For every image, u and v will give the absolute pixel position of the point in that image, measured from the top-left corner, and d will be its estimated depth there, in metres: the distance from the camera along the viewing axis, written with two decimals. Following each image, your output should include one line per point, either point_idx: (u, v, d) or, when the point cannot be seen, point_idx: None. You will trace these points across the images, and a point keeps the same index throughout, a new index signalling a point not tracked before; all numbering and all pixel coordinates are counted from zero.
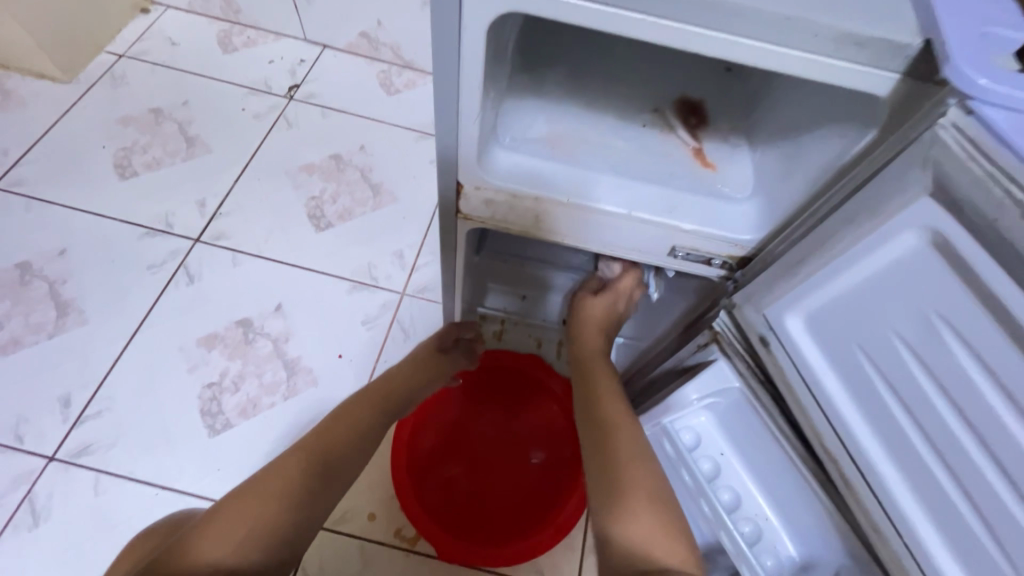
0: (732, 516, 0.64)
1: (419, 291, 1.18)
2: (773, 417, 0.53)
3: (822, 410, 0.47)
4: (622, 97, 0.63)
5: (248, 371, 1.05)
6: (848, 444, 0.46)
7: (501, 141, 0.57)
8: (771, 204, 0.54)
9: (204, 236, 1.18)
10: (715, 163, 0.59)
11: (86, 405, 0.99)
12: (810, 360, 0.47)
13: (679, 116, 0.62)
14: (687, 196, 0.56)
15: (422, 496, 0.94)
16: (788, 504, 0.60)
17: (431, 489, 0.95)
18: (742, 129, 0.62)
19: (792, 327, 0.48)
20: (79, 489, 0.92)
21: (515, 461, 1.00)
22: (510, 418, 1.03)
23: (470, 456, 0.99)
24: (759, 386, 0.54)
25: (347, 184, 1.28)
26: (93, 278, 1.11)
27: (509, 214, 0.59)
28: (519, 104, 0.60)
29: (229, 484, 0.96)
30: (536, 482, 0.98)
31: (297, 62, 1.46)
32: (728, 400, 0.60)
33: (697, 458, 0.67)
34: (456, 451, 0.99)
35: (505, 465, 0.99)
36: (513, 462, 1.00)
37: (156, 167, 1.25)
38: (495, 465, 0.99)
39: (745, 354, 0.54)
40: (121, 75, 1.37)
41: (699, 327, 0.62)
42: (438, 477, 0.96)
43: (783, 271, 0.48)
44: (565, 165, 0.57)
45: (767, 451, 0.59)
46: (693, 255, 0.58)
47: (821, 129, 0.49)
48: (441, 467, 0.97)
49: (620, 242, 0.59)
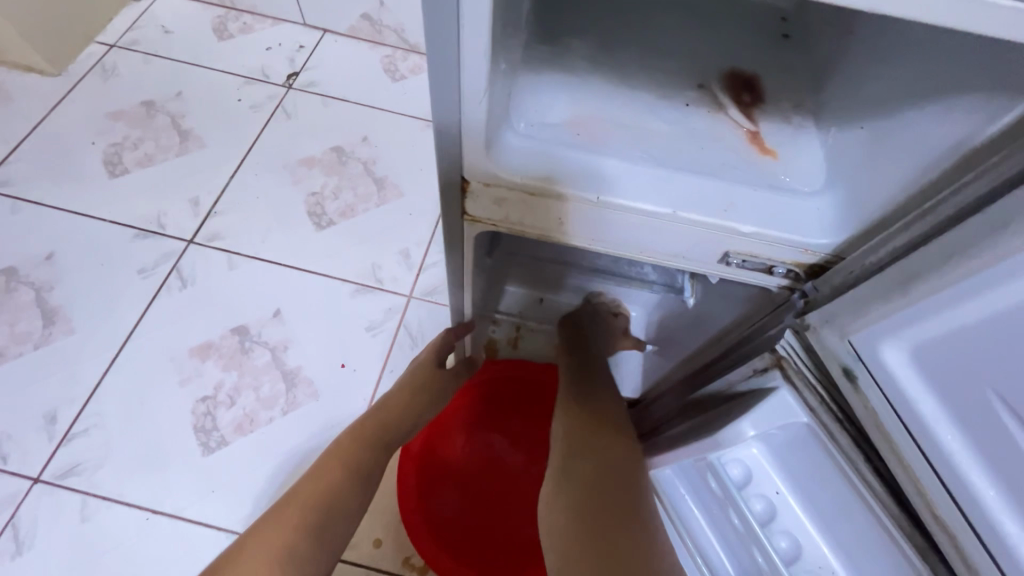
0: (790, 569, 0.55)
1: (428, 294, 1.08)
2: (855, 464, 0.42)
3: (932, 466, 0.36)
4: (660, 70, 0.52)
5: (245, 383, 0.98)
6: (971, 514, 0.35)
7: (514, 127, 0.47)
8: (855, 200, 0.43)
9: (197, 236, 1.11)
10: (776, 149, 0.48)
11: (74, 422, 0.93)
12: (915, 402, 0.36)
13: (729, 92, 0.51)
14: (745, 190, 0.46)
15: (432, 521, 0.86)
16: (861, 559, 0.51)
17: (441, 514, 0.87)
18: (808, 107, 0.51)
19: (892, 361, 0.37)
20: (65, 513, 0.86)
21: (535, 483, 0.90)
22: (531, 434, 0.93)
23: (486, 476, 0.91)
24: (836, 425, 0.43)
25: (349, 178, 1.19)
26: (82, 284, 1.05)
27: (524, 215, 0.49)
28: (536, 82, 0.50)
29: (223, 507, 0.89)
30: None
31: (296, 48, 1.37)
32: (791, 435, 0.50)
33: (748, 497, 0.57)
34: (470, 471, 0.91)
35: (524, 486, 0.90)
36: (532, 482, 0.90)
37: (148, 163, 1.17)
38: (514, 487, 0.90)
39: (818, 385, 0.44)
40: (112, 66, 1.29)
41: (755, 347, 0.51)
42: (448, 500, 0.88)
43: (881, 288, 0.37)
44: (592, 154, 0.46)
45: (839, 498, 0.49)
46: (751, 263, 0.48)
47: (936, 101, 0.38)
48: (452, 488, 0.89)
49: (661, 248, 0.49)
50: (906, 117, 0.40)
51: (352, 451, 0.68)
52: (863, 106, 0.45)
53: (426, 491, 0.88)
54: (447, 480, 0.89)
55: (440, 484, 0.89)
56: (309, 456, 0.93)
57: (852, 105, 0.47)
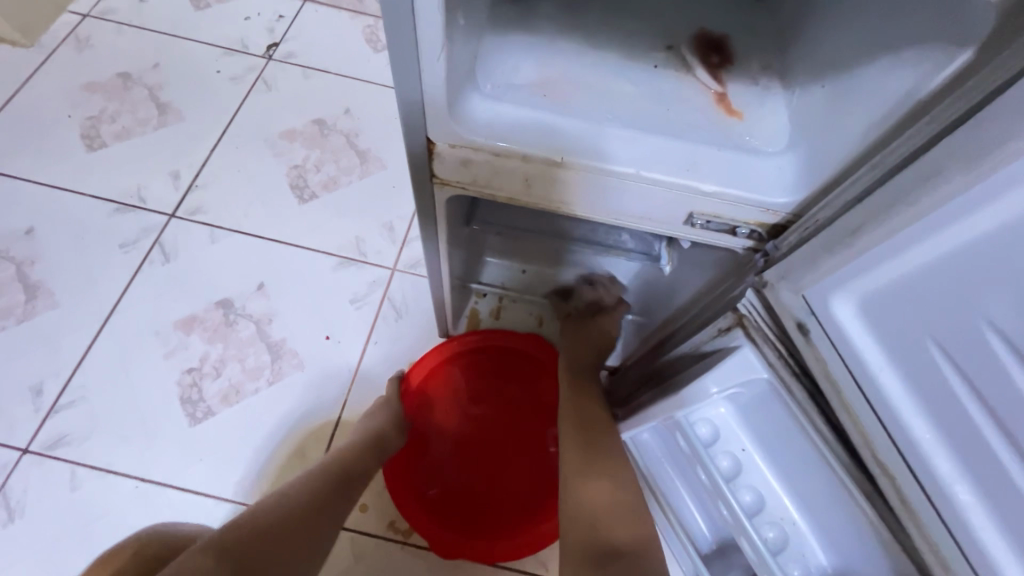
0: (754, 521, 0.56)
1: (412, 266, 1.09)
2: (808, 416, 0.44)
3: (876, 413, 0.37)
4: (628, 31, 0.52)
5: (230, 355, 0.99)
6: (910, 456, 0.36)
7: (481, 88, 0.47)
8: (814, 159, 0.44)
9: (179, 210, 1.10)
10: (741, 110, 0.49)
11: (60, 395, 0.94)
12: (861, 353, 0.37)
13: (698, 53, 0.51)
14: (709, 150, 0.46)
15: (418, 489, 0.88)
16: (819, 507, 0.53)
17: (428, 481, 0.89)
18: (775, 69, 0.51)
19: (841, 313, 0.38)
20: (54, 482, 0.88)
21: (518, 448, 0.92)
22: (513, 401, 0.94)
23: (469, 443, 0.92)
24: (793, 379, 0.44)
25: (331, 151, 1.18)
26: (62, 259, 1.04)
27: (492, 178, 0.49)
28: (503, 43, 0.49)
29: (211, 475, 0.91)
30: (539, 470, 0.91)
31: (275, 18, 1.33)
32: (754, 391, 0.52)
33: (714, 454, 0.59)
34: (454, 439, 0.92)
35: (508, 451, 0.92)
36: (516, 448, 0.92)
37: (125, 136, 1.16)
38: (497, 453, 0.92)
39: (776, 341, 0.45)
40: (85, 36, 1.26)
41: (720, 307, 0.53)
42: (434, 468, 0.90)
43: (832, 242, 0.38)
44: (558, 115, 0.46)
45: (798, 450, 0.51)
46: (715, 224, 0.49)
47: (891, 58, 0.38)
48: (437, 458, 0.91)
49: (628, 210, 0.50)
50: (863, 73, 0.41)
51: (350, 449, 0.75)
52: (825, 64, 0.45)
53: (411, 462, 0.90)
54: (432, 449, 0.91)
55: (424, 453, 0.91)
56: (295, 425, 0.95)
57: (815, 65, 0.47)
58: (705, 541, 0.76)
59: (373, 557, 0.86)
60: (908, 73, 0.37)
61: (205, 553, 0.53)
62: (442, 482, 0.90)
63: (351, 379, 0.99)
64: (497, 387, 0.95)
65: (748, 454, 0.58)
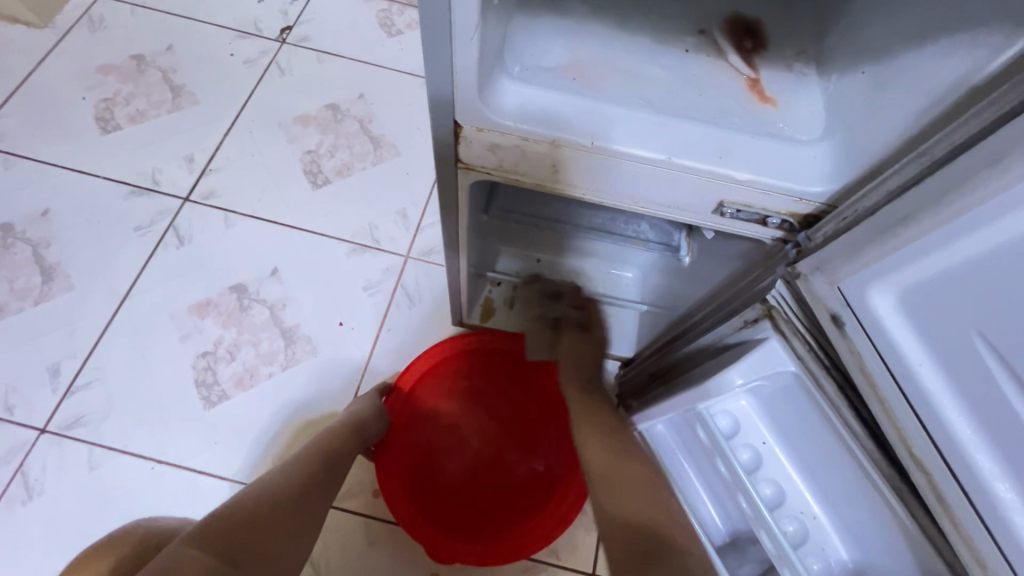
0: (774, 514, 0.55)
1: (425, 254, 1.08)
2: (838, 410, 0.44)
3: (912, 407, 0.37)
4: (659, 13, 0.50)
5: (244, 340, 0.99)
6: (947, 451, 0.36)
7: (510, 70, 0.46)
8: (853, 147, 0.43)
9: (193, 194, 1.10)
10: (776, 97, 0.47)
11: (76, 376, 0.95)
12: (899, 346, 0.37)
13: (730, 38, 0.50)
14: (742, 138, 0.45)
15: (421, 489, 0.89)
16: (842, 501, 0.52)
17: (427, 483, 0.90)
18: (809, 54, 0.50)
19: (878, 306, 0.37)
20: (73, 462, 0.89)
21: (518, 445, 0.93)
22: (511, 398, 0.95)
23: (469, 440, 0.93)
24: (823, 373, 0.44)
25: (345, 137, 1.17)
26: (78, 241, 1.05)
27: (520, 163, 0.48)
28: (532, 24, 0.48)
29: (225, 458, 0.91)
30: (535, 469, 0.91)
31: (289, 1, 1.32)
32: (778, 384, 0.51)
33: (735, 447, 0.58)
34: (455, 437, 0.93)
35: (508, 449, 0.93)
36: (515, 444, 0.93)
37: (140, 119, 1.15)
38: (497, 451, 0.93)
39: (806, 333, 0.44)
40: (99, 17, 1.25)
41: (746, 298, 0.52)
42: (437, 467, 0.91)
43: (874, 233, 0.37)
44: (589, 100, 0.45)
45: (823, 444, 0.50)
46: (746, 213, 0.48)
47: (943, 42, 0.37)
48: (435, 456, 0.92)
49: (656, 198, 0.49)
50: (909, 58, 0.40)
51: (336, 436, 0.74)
52: (866, 50, 0.44)
53: (414, 463, 0.90)
54: (433, 450, 0.92)
55: (425, 450, 0.92)
56: (308, 410, 0.95)
57: (853, 51, 0.46)
58: (719, 534, 0.75)
59: (386, 542, 0.87)
60: (959, 58, 0.36)
61: (194, 545, 0.52)
62: (446, 481, 0.91)
63: (364, 364, 0.99)
64: (496, 385, 0.95)
65: (769, 447, 0.57)
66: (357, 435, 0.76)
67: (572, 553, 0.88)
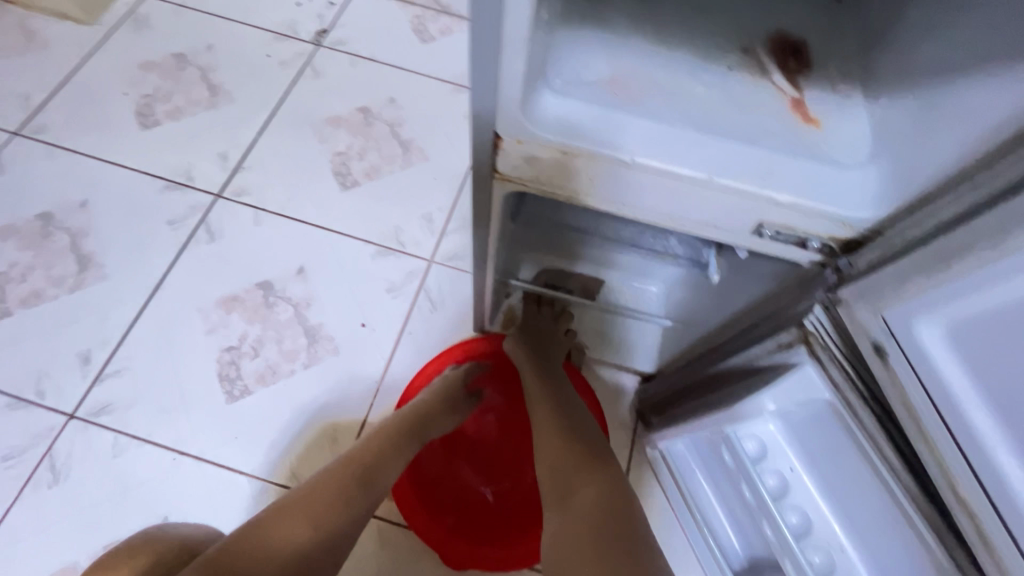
0: (799, 544, 0.55)
1: (448, 259, 1.09)
2: (874, 441, 0.42)
3: (958, 444, 0.36)
4: (702, 31, 0.50)
5: (268, 336, 1.00)
6: (994, 493, 0.34)
7: (551, 84, 0.46)
8: (901, 173, 0.42)
9: (225, 191, 1.12)
10: (819, 118, 0.47)
11: (106, 364, 0.97)
12: (946, 380, 0.36)
13: (774, 57, 0.49)
14: (785, 159, 0.44)
15: (427, 485, 0.89)
16: (870, 535, 0.51)
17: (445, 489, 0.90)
18: (855, 76, 0.49)
19: (925, 338, 0.36)
20: (99, 448, 0.91)
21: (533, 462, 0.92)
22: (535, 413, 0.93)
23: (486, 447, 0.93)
24: (860, 403, 0.43)
25: (375, 140, 1.19)
26: (113, 232, 1.07)
27: (556, 176, 0.48)
28: (573, 38, 0.48)
29: (245, 453, 0.93)
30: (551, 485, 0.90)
31: (326, 5, 1.34)
32: (810, 411, 0.50)
33: (762, 472, 0.58)
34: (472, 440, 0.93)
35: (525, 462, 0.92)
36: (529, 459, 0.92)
37: (178, 115, 1.18)
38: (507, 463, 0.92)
39: (844, 361, 0.43)
40: (144, 16, 1.29)
41: (781, 321, 0.51)
42: (449, 466, 0.92)
43: (923, 263, 0.36)
44: (630, 116, 0.45)
45: (852, 474, 0.50)
46: (785, 235, 0.47)
47: (1003, 68, 0.36)
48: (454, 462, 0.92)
49: (692, 215, 0.48)
50: (964, 83, 0.38)
51: (380, 446, 0.71)
52: (916, 73, 0.43)
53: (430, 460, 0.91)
54: (450, 448, 0.92)
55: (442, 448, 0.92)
56: (329, 410, 0.96)
57: (901, 74, 0.45)
58: (738, 558, 0.74)
59: (399, 545, 0.87)
60: (1019, 86, 0.35)
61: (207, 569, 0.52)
62: (453, 484, 0.91)
63: (384, 366, 1.00)
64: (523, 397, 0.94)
65: (796, 474, 0.57)
66: (404, 444, 0.73)
67: None
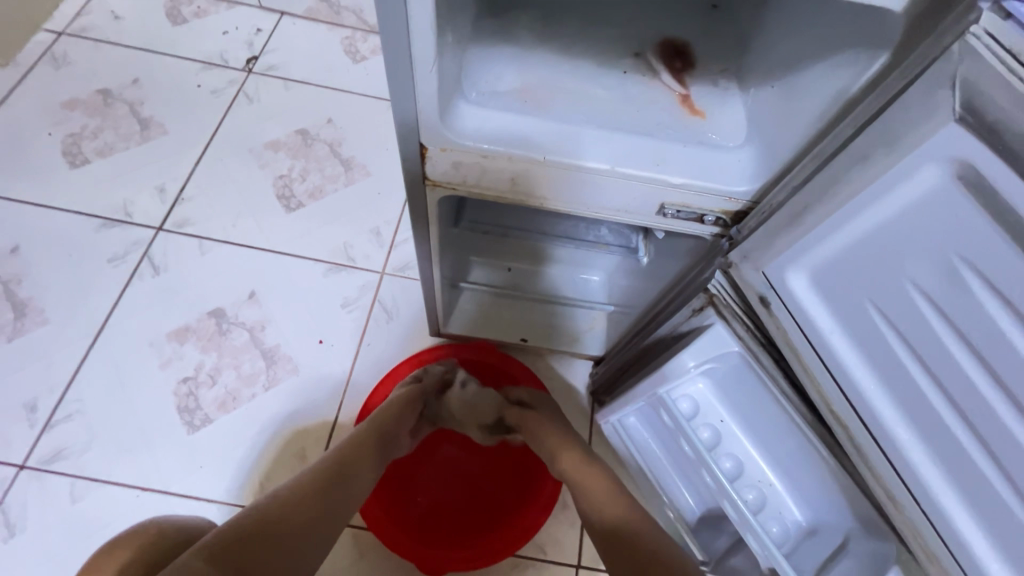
0: (735, 484, 0.62)
1: (399, 270, 1.12)
2: (776, 380, 0.49)
3: (831, 373, 0.43)
4: (599, 40, 0.56)
5: (225, 362, 1.00)
6: (860, 407, 0.42)
7: (467, 96, 0.51)
8: (768, 152, 0.49)
9: (167, 223, 1.11)
10: (704, 110, 0.54)
11: (54, 410, 0.95)
12: (814, 319, 0.43)
13: (663, 59, 0.56)
14: (676, 147, 0.51)
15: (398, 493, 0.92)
16: (791, 466, 0.59)
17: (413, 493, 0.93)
18: (732, 71, 0.56)
19: (796, 286, 0.43)
20: (55, 496, 0.89)
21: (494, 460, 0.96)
22: None
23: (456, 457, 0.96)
24: (760, 348, 0.50)
25: (316, 160, 1.21)
26: (50, 276, 1.05)
27: (480, 177, 0.54)
28: (484, 53, 0.54)
29: (212, 480, 0.92)
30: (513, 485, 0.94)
31: (254, 32, 1.35)
32: (727, 364, 0.58)
33: (697, 426, 0.64)
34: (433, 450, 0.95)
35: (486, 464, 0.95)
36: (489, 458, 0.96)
37: (108, 152, 1.17)
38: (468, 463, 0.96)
39: (744, 315, 0.50)
40: (63, 54, 1.26)
41: (692, 289, 0.58)
42: (416, 487, 0.93)
43: (785, 223, 0.43)
44: (541, 120, 0.51)
45: (768, 414, 0.57)
46: (685, 213, 0.54)
47: (825, 61, 0.43)
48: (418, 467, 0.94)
49: (604, 203, 0.55)
50: (805, 73, 0.46)
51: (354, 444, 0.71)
52: (773, 69, 0.51)
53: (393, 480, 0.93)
54: (411, 469, 0.94)
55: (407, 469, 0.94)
56: (296, 430, 0.97)
57: (765, 67, 0.52)
58: (693, 514, 0.82)
59: (376, 552, 0.88)
60: (839, 74, 0.42)
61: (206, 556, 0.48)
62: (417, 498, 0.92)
63: (346, 380, 1.02)
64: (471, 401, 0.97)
65: (726, 425, 0.64)
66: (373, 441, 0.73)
67: (559, 548, 0.90)
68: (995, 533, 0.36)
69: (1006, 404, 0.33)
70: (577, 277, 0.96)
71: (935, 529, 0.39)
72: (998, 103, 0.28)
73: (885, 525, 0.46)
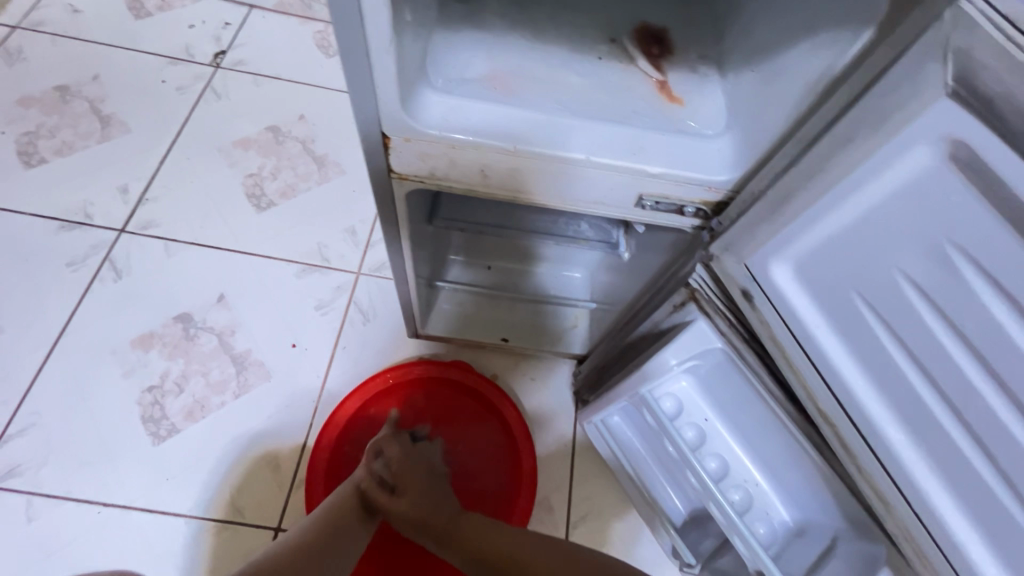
0: (721, 485, 0.60)
1: (376, 270, 1.09)
2: (760, 377, 0.47)
3: (817, 368, 0.41)
4: (572, 25, 0.54)
5: (192, 369, 0.96)
6: (847, 405, 0.40)
7: (433, 82, 0.48)
8: (748, 139, 0.47)
9: (130, 225, 1.06)
10: (682, 97, 0.52)
11: (9, 423, 0.90)
12: (799, 314, 0.41)
13: (639, 44, 0.54)
14: (654, 134, 0.48)
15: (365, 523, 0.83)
16: (777, 465, 0.58)
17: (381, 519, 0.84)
18: (711, 57, 0.54)
19: (780, 278, 0.41)
20: (9, 514, 0.84)
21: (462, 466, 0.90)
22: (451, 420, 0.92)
23: None
24: (743, 343, 0.48)
25: (288, 158, 1.17)
26: (5, 282, 1.00)
27: (449, 169, 0.51)
28: (451, 38, 0.51)
29: (179, 493, 0.88)
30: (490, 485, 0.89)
31: (221, 26, 1.30)
32: (710, 361, 0.56)
33: (680, 426, 0.62)
34: None
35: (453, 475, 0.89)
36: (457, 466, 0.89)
37: (67, 151, 1.11)
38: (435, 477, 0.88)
39: (726, 311, 0.48)
40: (17, 49, 1.20)
41: (672, 284, 0.55)
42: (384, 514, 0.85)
43: (767, 212, 0.41)
44: (511, 107, 0.48)
45: (753, 411, 0.56)
46: (664, 204, 0.52)
47: (806, 42, 0.41)
48: None
49: (581, 196, 0.53)
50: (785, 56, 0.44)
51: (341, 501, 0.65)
52: (752, 53, 0.49)
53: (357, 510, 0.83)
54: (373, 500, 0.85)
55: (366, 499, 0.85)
56: (268, 438, 0.93)
57: (744, 51, 0.50)
58: (679, 515, 0.80)
59: None
60: (819, 55, 0.40)
61: None
62: None
63: (321, 385, 0.98)
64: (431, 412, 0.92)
65: (710, 423, 0.62)
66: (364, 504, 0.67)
67: None
68: (991, 535, 0.34)
69: (1001, 398, 0.31)
70: (557, 274, 0.96)
71: (927, 530, 0.37)
72: (994, 76, 0.26)
73: (874, 526, 0.45)
